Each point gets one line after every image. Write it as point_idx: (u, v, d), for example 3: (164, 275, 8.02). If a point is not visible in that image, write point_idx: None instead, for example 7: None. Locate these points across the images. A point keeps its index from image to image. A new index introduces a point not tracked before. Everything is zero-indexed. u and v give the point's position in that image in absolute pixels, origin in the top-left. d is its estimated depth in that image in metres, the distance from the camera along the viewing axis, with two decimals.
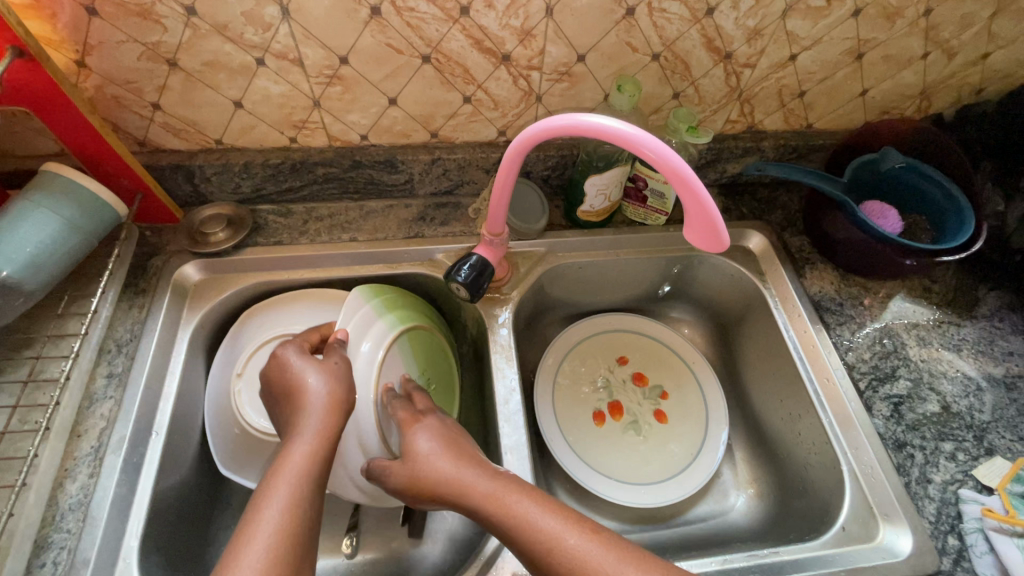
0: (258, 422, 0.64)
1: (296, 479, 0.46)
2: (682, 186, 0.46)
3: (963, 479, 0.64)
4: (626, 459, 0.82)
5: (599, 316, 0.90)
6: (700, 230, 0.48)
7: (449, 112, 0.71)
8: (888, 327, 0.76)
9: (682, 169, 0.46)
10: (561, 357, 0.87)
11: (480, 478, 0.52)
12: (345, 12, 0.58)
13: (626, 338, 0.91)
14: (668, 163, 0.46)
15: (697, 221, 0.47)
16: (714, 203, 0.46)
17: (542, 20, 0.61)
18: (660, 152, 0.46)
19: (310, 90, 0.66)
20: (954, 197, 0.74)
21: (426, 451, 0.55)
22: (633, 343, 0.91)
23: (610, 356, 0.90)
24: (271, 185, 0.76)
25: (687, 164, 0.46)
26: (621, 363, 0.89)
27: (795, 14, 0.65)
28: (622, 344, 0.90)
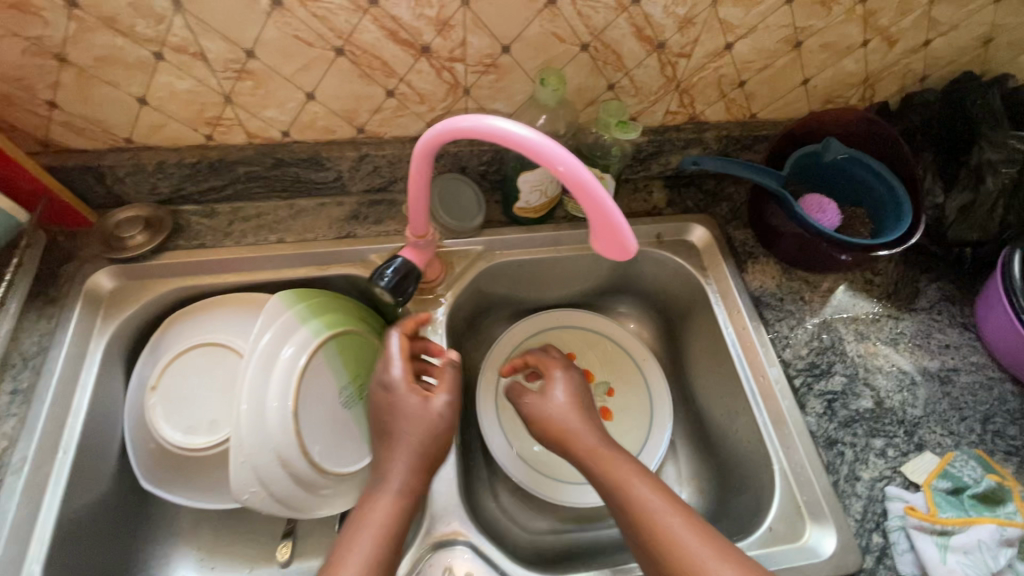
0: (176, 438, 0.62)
1: (382, 518, 0.53)
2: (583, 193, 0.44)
3: (891, 476, 0.65)
4: (569, 457, 0.82)
5: (545, 312, 0.88)
6: (605, 240, 0.47)
7: (373, 106, 0.68)
8: (828, 321, 0.75)
9: (593, 188, 0.45)
10: (505, 356, 0.85)
11: (596, 439, 0.64)
12: (242, 3, 0.54)
13: (573, 335, 0.89)
14: (571, 170, 0.44)
15: (601, 231, 0.46)
16: (620, 217, 0.45)
17: (459, 9, 0.58)
18: (563, 157, 0.44)
19: (218, 86, 0.62)
20: (894, 189, 0.73)
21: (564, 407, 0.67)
22: (579, 340, 0.89)
23: (557, 352, 0.88)
24: (191, 184, 0.72)
25: (590, 169, 0.44)
26: (568, 359, 0.88)
27: (727, 3, 0.62)
28: (568, 339, 0.89)
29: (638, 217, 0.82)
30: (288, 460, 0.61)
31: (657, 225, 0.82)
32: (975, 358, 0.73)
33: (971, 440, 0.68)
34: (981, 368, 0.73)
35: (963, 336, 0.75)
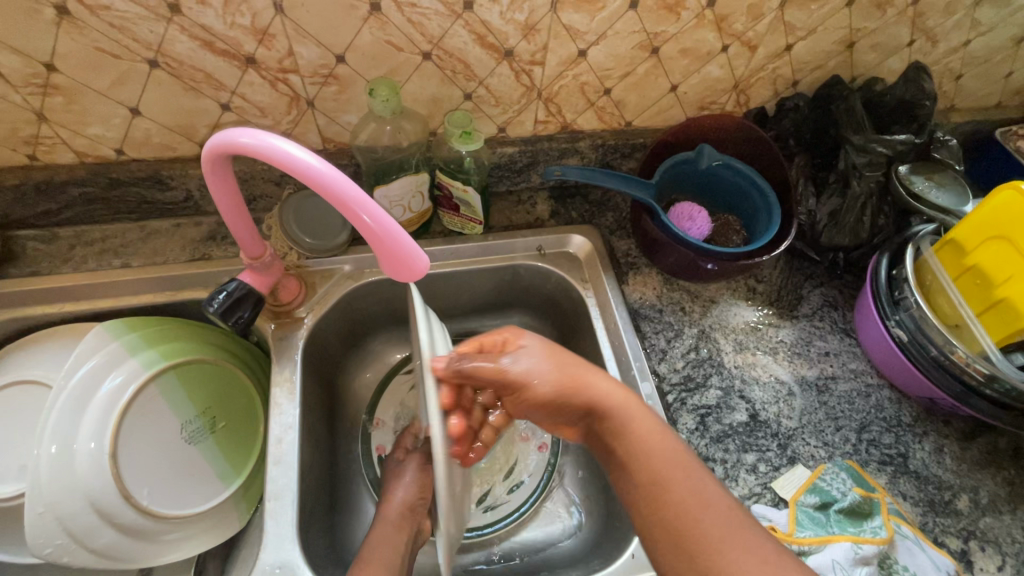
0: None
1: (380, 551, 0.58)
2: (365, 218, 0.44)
3: (761, 493, 0.62)
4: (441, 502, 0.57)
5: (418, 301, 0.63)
6: (396, 262, 0.46)
7: (210, 122, 0.63)
8: (706, 332, 0.73)
9: (383, 215, 0.44)
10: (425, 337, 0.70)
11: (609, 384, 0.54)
12: (23, 12, 0.50)
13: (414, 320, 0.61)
14: (344, 194, 0.43)
15: (394, 256, 0.46)
16: (411, 241, 0.46)
17: (275, 17, 0.54)
18: (334, 183, 0.42)
19: (25, 102, 0.57)
20: (766, 196, 0.72)
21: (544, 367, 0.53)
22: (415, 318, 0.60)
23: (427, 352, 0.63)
24: (21, 209, 0.67)
25: (369, 195, 0.44)
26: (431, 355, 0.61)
27: (567, 7, 0.59)
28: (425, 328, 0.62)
29: (518, 229, 0.79)
30: (104, 507, 0.55)
31: (536, 238, 0.78)
32: (854, 366, 0.72)
33: (845, 450, 0.66)
34: (860, 375, 0.71)
35: (843, 342, 0.73)
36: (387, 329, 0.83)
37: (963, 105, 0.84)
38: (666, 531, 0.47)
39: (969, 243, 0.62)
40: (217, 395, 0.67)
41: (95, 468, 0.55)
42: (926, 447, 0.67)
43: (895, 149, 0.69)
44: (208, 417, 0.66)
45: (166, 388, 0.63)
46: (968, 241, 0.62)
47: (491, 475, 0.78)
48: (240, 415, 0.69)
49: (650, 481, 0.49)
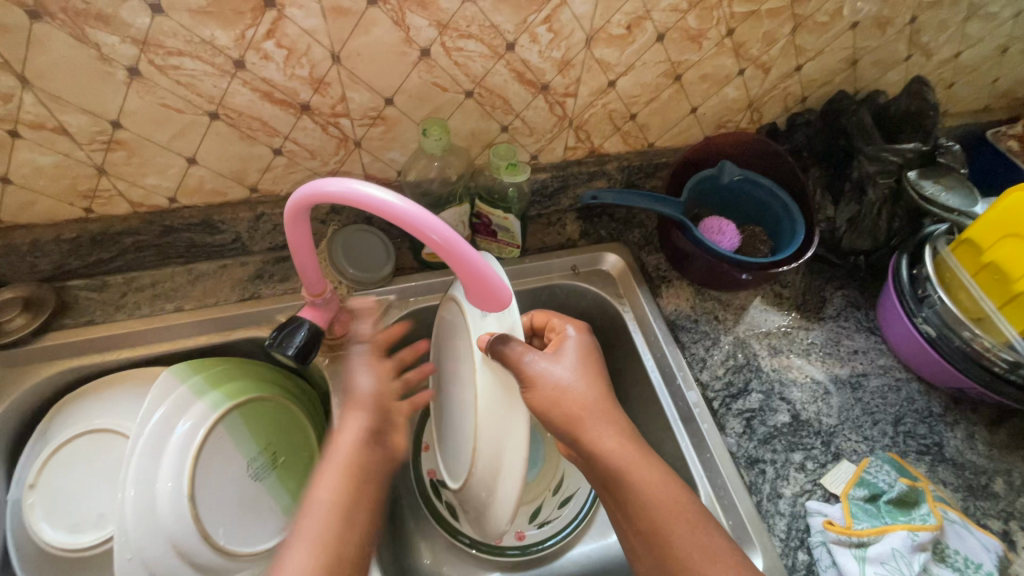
0: (73, 541, 0.56)
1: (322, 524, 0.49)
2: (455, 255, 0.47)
3: (812, 490, 0.65)
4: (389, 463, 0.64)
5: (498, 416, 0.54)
6: (489, 292, 0.51)
7: (262, 166, 0.66)
8: (741, 339, 0.76)
9: (467, 249, 0.47)
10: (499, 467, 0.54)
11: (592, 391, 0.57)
12: (97, 76, 0.52)
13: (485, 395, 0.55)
14: (438, 236, 0.46)
15: (481, 287, 0.50)
16: (494, 272, 0.50)
17: (331, 67, 0.57)
18: (430, 227, 0.45)
19: (88, 158, 0.59)
20: (787, 206, 0.76)
21: (571, 378, 0.57)
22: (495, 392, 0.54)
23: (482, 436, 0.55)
24: (75, 260, 0.69)
25: (458, 234, 0.47)
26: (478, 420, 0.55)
27: (600, 44, 0.63)
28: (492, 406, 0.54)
29: (552, 250, 0.82)
30: (185, 549, 0.56)
31: (570, 257, 0.82)
32: (882, 362, 0.76)
33: (884, 443, 0.69)
34: (889, 370, 0.75)
35: (869, 340, 0.77)
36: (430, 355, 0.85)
37: (956, 111, 0.90)
38: (646, 546, 0.53)
39: (984, 241, 0.67)
40: (278, 432, 0.68)
41: (173, 512, 0.56)
42: (958, 434, 0.70)
43: (903, 157, 0.75)
44: (271, 454, 0.67)
45: (231, 428, 0.64)
46: (984, 240, 0.67)
47: (542, 491, 0.79)
48: (300, 451, 0.70)
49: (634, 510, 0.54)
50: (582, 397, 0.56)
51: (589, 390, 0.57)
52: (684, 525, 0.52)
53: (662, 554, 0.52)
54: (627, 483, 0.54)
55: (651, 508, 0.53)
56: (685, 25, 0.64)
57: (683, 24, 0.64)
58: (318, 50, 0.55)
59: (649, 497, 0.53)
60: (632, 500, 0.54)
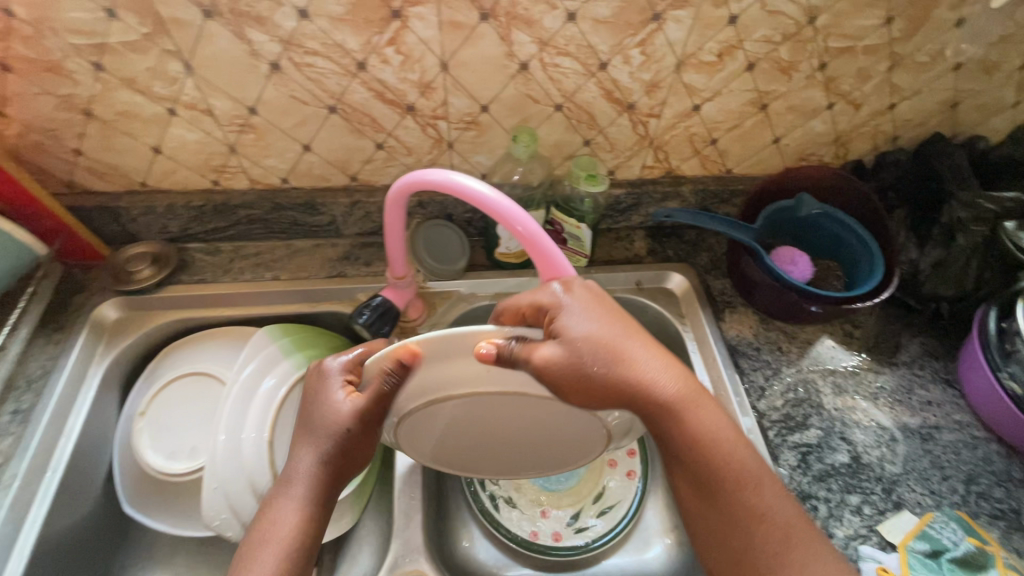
0: (172, 468, 0.64)
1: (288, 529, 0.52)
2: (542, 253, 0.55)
3: (867, 535, 0.63)
4: None
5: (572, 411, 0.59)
6: None
7: (364, 157, 0.73)
8: (804, 373, 0.75)
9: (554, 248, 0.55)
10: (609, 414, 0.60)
11: (617, 341, 0.53)
12: (246, 68, 0.61)
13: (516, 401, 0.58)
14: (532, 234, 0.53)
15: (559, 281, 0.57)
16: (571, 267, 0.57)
17: (439, 74, 0.63)
18: (525, 222, 0.52)
19: (224, 137, 0.68)
20: (867, 244, 0.75)
21: (588, 352, 0.52)
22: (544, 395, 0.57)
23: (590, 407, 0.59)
24: (197, 225, 0.78)
25: (546, 233, 0.54)
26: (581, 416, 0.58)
27: (690, 69, 0.66)
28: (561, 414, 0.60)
29: (618, 264, 0.85)
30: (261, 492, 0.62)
31: (635, 272, 0.84)
32: (957, 417, 0.72)
33: (953, 500, 0.65)
34: (965, 427, 0.71)
35: (945, 393, 0.74)
36: None
37: None
38: (693, 489, 0.56)
39: None
40: None
41: (254, 456, 0.62)
42: None
43: (1003, 206, 0.69)
44: None
45: None
46: None
47: (580, 499, 0.82)
48: None
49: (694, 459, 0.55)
50: (606, 357, 0.52)
51: (611, 349, 0.52)
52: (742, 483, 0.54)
53: (710, 497, 0.55)
54: (684, 429, 0.54)
55: (706, 451, 0.54)
56: (777, 56, 0.66)
57: (775, 56, 0.66)
58: (430, 58, 0.62)
59: (702, 437, 0.54)
60: (686, 441, 0.54)
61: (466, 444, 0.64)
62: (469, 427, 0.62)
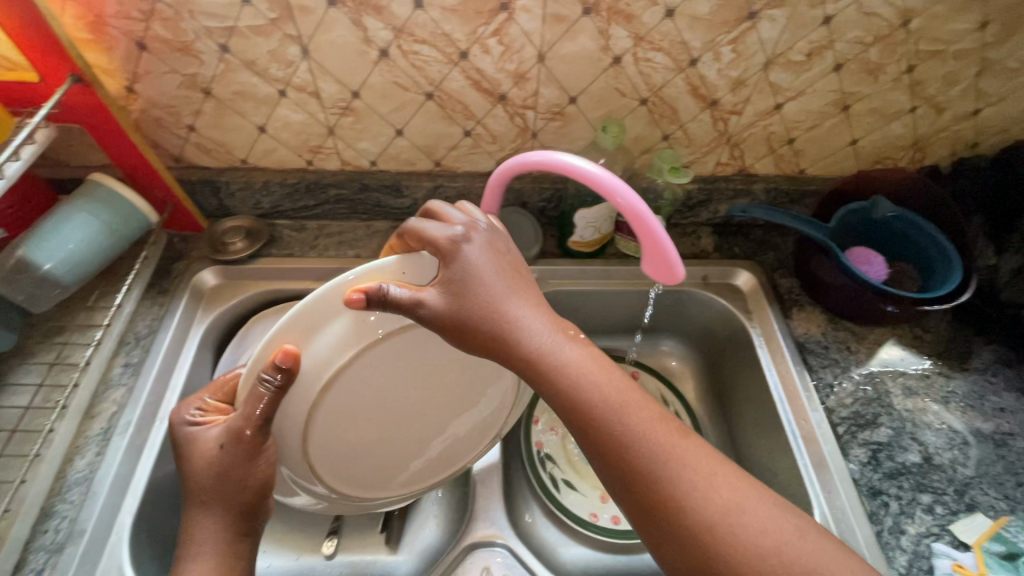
0: None
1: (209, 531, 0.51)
2: (638, 222, 0.51)
3: (939, 533, 0.63)
4: None
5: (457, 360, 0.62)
6: (662, 268, 0.53)
7: (451, 144, 0.76)
8: (874, 373, 0.76)
9: (645, 212, 0.50)
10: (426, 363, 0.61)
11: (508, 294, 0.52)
12: (358, 54, 0.65)
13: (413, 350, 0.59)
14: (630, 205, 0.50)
15: (659, 257, 0.52)
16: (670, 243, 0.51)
17: (535, 65, 0.66)
18: (623, 194, 0.50)
19: (325, 119, 0.72)
20: (942, 246, 0.75)
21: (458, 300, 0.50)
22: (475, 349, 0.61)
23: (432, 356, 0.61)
24: (288, 203, 0.83)
25: (644, 202, 0.51)
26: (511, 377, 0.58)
27: (777, 67, 0.68)
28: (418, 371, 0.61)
29: (685, 259, 0.86)
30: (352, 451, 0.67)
31: (703, 267, 0.85)
32: None
33: None
34: None
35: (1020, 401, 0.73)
36: None
37: None
38: (631, 490, 0.49)
39: None
40: None
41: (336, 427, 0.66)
42: None
43: None
44: None
45: None
46: None
47: None
48: None
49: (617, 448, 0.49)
50: (486, 300, 0.51)
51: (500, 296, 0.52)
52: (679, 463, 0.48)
53: (652, 489, 0.48)
54: (613, 407, 0.50)
55: (641, 437, 0.49)
56: (866, 57, 0.67)
57: (864, 57, 0.67)
58: (529, 50, 0.65)
59: (632, 420, 0.50)
60: (613, 420, 0.50)
61: (381, 438, 0.62)
62: (379, 414, 0.61)
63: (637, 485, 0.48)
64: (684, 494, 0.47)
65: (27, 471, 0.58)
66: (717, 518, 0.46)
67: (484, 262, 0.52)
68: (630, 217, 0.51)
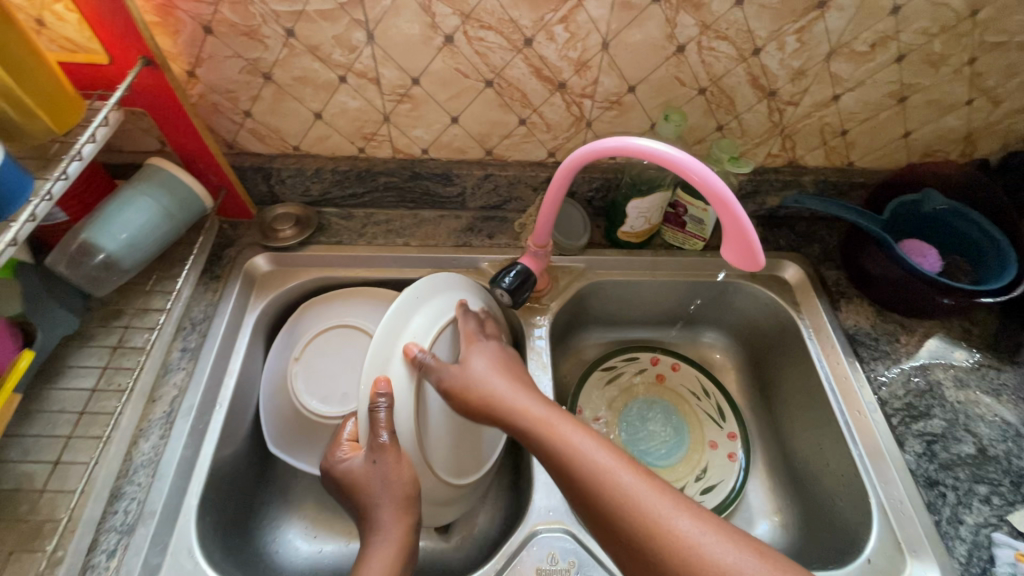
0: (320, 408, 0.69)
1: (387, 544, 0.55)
2: (722, 207, 0.52)
3: (997, 524, 0.63)
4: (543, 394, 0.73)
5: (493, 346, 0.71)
6: (743, 256, 0.54)
7: (504, 132, 0.76)
8: (924, 365, 0.76)
9: (725, 193, 0.51)
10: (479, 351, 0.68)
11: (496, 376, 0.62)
12: (423, 40, 0.65)
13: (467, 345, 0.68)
14: (711, 187, 0.51)
15: (740, 245, 0.53)
16: (753, 229, 0.52)
17: (598, 53, 0.66)
18: (705, 176, 0.51)
19: (382, 106, 0.72)
20: (994, 239, 0.75)
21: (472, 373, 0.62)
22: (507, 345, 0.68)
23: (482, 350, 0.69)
24: (337, 190, 0.83)
25: (728, 188, 0.52)
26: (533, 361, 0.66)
27: (840, 58, 0.68)
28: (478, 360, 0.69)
29: None
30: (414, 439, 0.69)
31: None
32: None
33: None
34: None
35: None
36: (593, 329, 0.93)
37: None
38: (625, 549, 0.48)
39: None
40: None
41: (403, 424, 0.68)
42: None
43: None
44: None
45: None
46: None
47: (683, 474, 0.81)
48: None
49: (600, 506, 0.49)
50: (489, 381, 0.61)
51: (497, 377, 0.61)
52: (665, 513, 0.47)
53: (638, 544, 0.47)
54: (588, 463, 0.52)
55: (617, 489, 0.49)
56: (929, 49, 0.67)
57: (927, 48, 0.67)
58: (594, 37, 0.65)
59: (609, 473, 0.51)
60: (589, 474, 0.51)
61: (470, 439, 0.68)
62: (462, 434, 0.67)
63: (612, 530, 0.48)
64: (654, 526, 0.47)
65: (98, 452, 0.58)
66: (681, 550, 0.45)
67: (487, 366, 0.63)
68: (713, 202, 0.52)
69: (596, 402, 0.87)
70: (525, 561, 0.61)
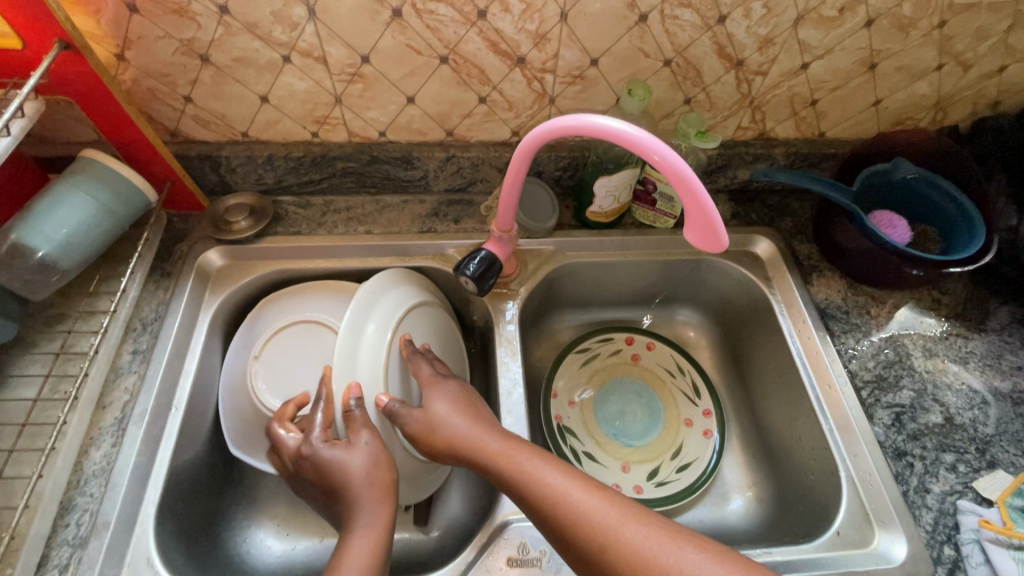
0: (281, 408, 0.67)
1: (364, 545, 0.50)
2: (682, 187, 0.49)
3: (962, 491, 0.64)
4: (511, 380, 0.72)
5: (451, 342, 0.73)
6: (705, 238, 0.52)
7: (464, 111, 0.73)
8: (894, 337, 0.76)
9: (683, 168, 0.49)
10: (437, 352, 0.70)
11: (452, 413, 0.59)
12: (370, 14, 0.61)
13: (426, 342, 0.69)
14: (670, 165, 0.49)
15: (704, 227, 0.51)
16: (715, 210, 0.50)
17: (557, 24, 0.63)
18: (665, 156, 0.49)
19: (332, 87, 0.68)
20: (964, 206, 0.74)
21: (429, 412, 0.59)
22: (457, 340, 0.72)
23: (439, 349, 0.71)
24: (292, 177, 0.79)
25: (687, 165, 0.49)
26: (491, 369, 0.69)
27: (808, 24, 0.65)
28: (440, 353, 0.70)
29: None
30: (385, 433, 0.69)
31: None
32: None
33: None
34: None
35: None
36: (565, 312, 0.91)
37: None
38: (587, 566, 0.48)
39: None
40: None
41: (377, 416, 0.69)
42: None
43: None
44: None
45: None
46: None
47: (658, 454, 0.81)
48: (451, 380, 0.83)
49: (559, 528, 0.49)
50: (449, 420, 0.58)
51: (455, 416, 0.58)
52: (622, 528, 0.47)
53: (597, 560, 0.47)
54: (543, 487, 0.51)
55: (574, 508, 0.49)
56: (898, 12, 0.65)
57: (896, 12, 0.65)
58: (552, 7, 0.61)
59: (562, 492, 0.50)
60: (545, 498, 0.50)
61: None
62: None
63: (573, 554, 0.48)
64: (608, 542, 0.47)
65: (43, 465, 0.56)
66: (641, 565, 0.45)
67: (449, 408, 0.59)
68: (673, 181, 0.49)
69: (569, 386, 0.86)
70: (499, 551, 0.61)
